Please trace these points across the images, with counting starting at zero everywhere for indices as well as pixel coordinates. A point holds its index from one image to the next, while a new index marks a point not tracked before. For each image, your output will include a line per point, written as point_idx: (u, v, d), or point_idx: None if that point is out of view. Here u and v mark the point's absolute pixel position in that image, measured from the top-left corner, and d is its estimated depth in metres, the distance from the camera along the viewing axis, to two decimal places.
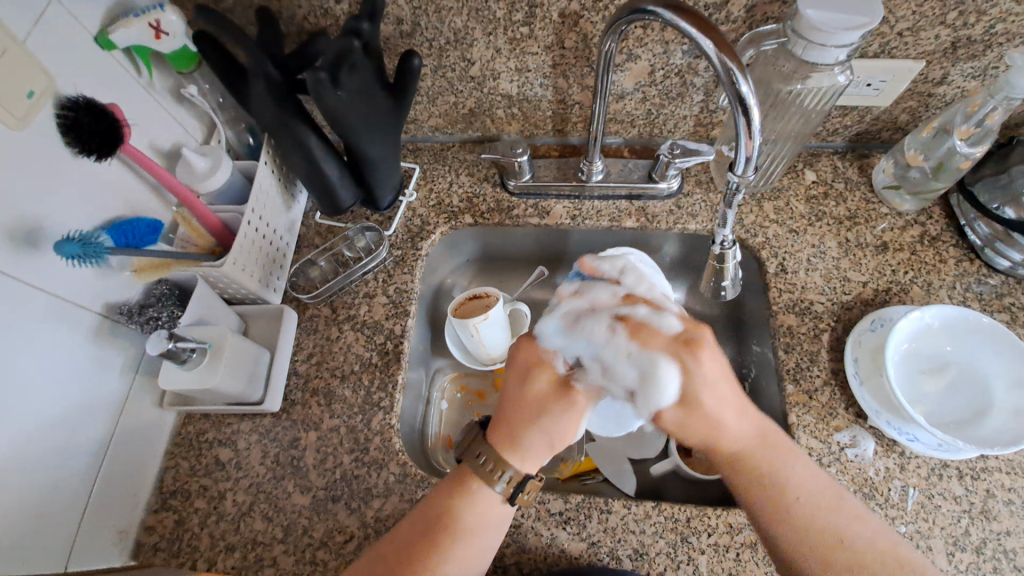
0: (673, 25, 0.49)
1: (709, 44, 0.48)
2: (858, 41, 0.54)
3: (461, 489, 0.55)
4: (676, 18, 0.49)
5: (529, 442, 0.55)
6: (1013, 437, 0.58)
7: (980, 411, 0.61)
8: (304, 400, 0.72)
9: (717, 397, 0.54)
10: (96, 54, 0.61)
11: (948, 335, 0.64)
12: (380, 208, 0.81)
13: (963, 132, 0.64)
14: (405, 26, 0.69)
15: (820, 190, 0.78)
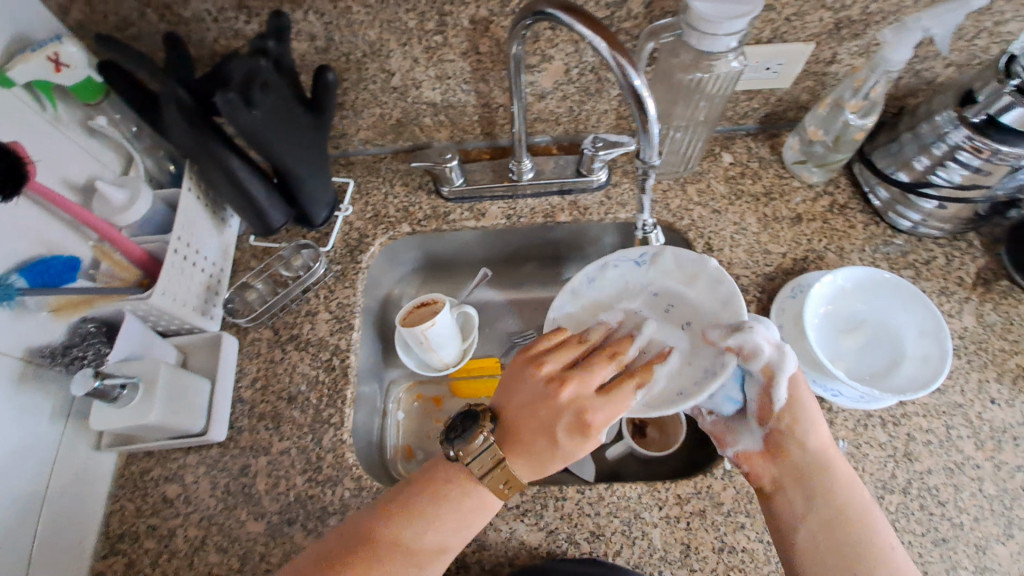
0: (569, 27, 0.52)
1: (602, 45, 0.50)
2: (743, 29, 0.58)
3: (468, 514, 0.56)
4: (572, 20, 0.51)
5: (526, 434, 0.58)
6: (923, 382, 0.62)
7: (894, 361, 0.66)
8: (252, 426, 0.71)
9: (823, 422, 0.59)
10: None
11: (860, 293, 0.69)
12: (316, 224, 0.81)
13: (853, 105, 0.69)
14: (319, 42, 0.69)
15: (737, 171, 0.83)
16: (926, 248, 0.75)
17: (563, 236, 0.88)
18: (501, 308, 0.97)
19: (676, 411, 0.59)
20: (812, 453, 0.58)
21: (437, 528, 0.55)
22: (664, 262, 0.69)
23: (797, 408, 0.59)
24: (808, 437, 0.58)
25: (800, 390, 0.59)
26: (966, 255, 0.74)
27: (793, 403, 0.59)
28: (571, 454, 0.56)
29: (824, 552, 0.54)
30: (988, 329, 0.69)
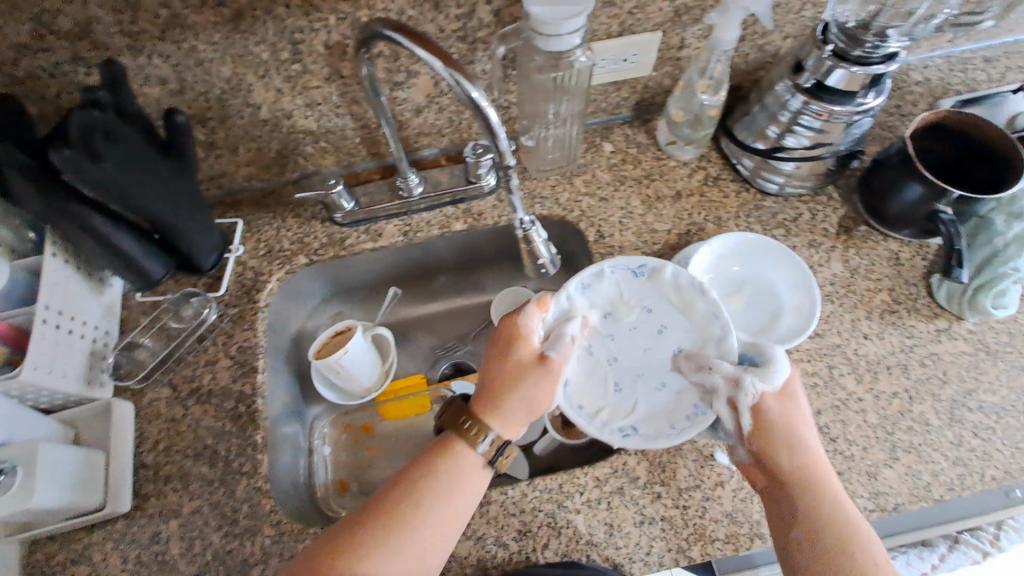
0: (408, 49, 0.51)
1: (438, 65, 0.50)
2: (579, 29, 0.62)
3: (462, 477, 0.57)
4: (408, 43, 0.51)
5: (509, 407, 0.61)
6: (801, 330, 0.68)
7: (775, 315, 0.72)
8: (159, 490, 0.68)
9: (808, 439, 0.59)
10: None
11: (737, 258, 0.75)
12: (205, 269, 0.78)
13: (702, 85, 0.74)
14: (171, 85, 0.67)
15: (618, 158, 0.86)
16: (793, 206, 0.81)
17: (466, 245, 0.89)
18: (419, 325, 0.96)
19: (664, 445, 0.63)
20: (791, 465, 0.57)
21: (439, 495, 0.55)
22: (663, 281, 0.72)
23: (774, 423, 0.59)
24: (789, 452, 0.58)
25: (779, 406, 0.60)
26: (828, 208, 0.80)
27: (771, 419, 0.60)
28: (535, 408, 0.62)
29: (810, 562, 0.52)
30: (854, 272, 0.76)
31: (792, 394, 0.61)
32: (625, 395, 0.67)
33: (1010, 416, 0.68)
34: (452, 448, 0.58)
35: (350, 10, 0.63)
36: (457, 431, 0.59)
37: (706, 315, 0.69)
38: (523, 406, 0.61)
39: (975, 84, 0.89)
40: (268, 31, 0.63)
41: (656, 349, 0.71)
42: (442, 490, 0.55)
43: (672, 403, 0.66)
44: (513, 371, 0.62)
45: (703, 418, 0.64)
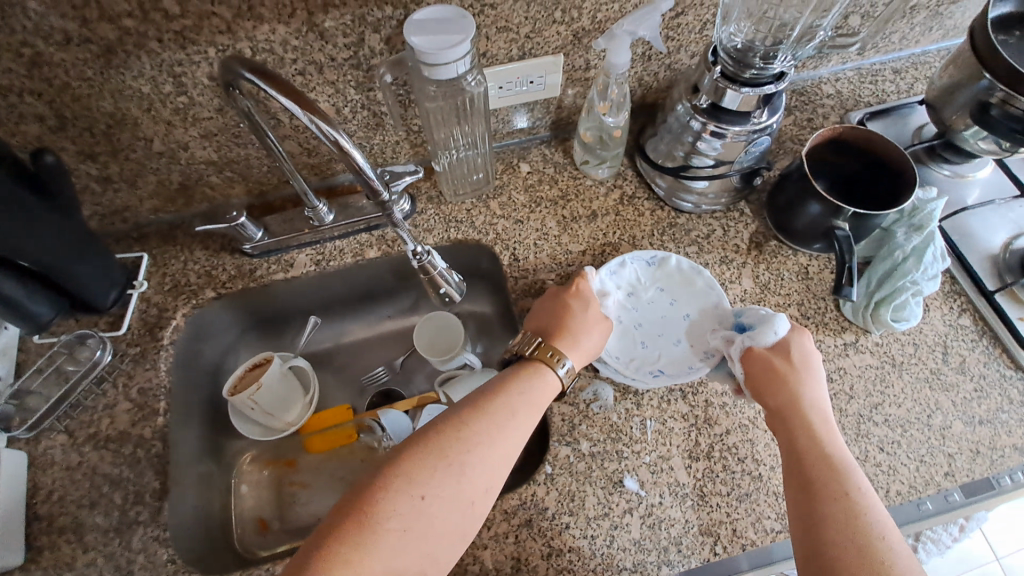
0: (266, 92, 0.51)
1: (297, 109, 0.49)
2: (460, 60, 0.61)
3: (536, 401, 0.58)
4: (265, 86, 0.50)
5: (578, 338, 0.64)
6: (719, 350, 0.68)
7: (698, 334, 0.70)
8: (51, 544, 0.64)
9: (807, 386, 0.59)
10: None
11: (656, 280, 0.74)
12: (105, 307, 0.75)
13: (603, 107, 0.73)
14: (49, 121, 0.64)
15: (535, 178, 0.86)
16: (706, 222, 0.81)
17: (384, 272, 0.87)
18: (343, 353, 0.94)
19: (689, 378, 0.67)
20: (785, 408, 0.58)
21: (515, 414, 0.56)
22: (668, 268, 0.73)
23: (765, 371, 0.60)
24: (784, 396, 0.58)
25: (771, 355, 0.61)
26: (740, 223, 0.80)
27: (764, 366, 0.61)
28: (596, 345, 0.65)
29: (797, 500, 0.52)
30: (764, 288, 0.76)
31: (788, 345, 0.62)
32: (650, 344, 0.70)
33: (916, 428, 0.68)
34: (537, 365, 0.61)
35: (229, 42, 0.61)
36: (535, 356, 0.61)
37: (705, 290, 0.72)
38: (588, 343, 0.65)
39: (883, 96, 0.91)
40: (145, 64, 0.61)
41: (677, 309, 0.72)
42: (524, 402, 0.57)
43: (685, 355, 0.70)
44: (582, 312, 0.66)
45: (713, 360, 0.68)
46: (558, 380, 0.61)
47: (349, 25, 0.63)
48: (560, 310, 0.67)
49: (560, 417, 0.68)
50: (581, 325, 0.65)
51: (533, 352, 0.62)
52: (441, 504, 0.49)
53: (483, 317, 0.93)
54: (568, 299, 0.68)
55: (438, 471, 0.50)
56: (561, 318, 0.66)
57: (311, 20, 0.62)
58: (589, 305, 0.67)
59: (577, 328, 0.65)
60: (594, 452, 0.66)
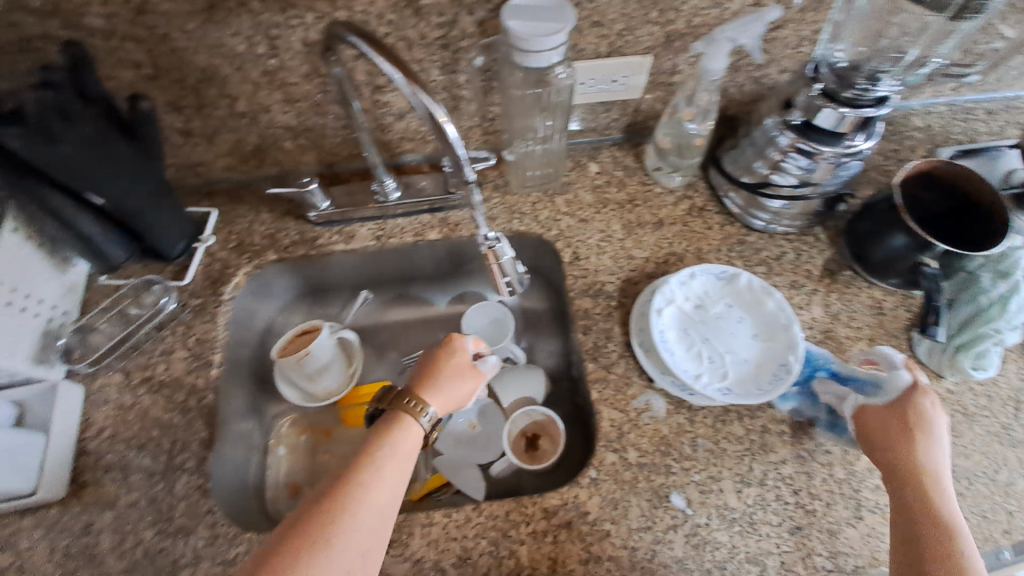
0: (370, 56, 0.50)
1: (399, 77, 0.48)
2: (551, 53, 0.59)
3: (401, 456, 0.57)
4: (370, 50, 0.50)
5: (443, 389, 0.65)
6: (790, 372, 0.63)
7: (768, 356, 0.65)
8: (98, 479, 0.66)
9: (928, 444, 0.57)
10: None
11: (722, 298, 0.69)
12: (172, 256, 0.77)
13: (688, 113, 0.72)
14: (145, 70, 0.66)
15: (603, 180, 0.84)
16: (777, 244, 0.79)
17: (440, 254, 0.88)
18: (388, 330, 0.95)
19: (760, 399, 0.62)
20: (895, 461, 0.57)
21: (379, 470, 0.54)
22: (738, 284, 0.69)
23: (879, 421, 0.60)
24: (902, 452, 0.57)
25: (884, 408, 0.60)
26: (813, 249, 0.78)
27: (885, 420, 0.59)
28: (458, 399, 0.66)
29: (899, 550, 0.53)
30: (834, 317, 0.74)
31: (910, 400, 0.59)
32: (713, 360, 0.65)
33: (980, 482, 0.65)
34: (401, 418, 0.60)
35: (327, 10, 0.62)
36: (400, 405, 0.61)
37: (775, 312, 0.67)
38: (452, 394, 0.66)
39: (975, 135, 0.87)
40: (244, 24, 0.62)
41: (741, 329, 0.68)
42: (384, 458, 0.56)
43: (751, 375, 0.65)
44: (450, 367, 0.67)
45: (784, 382, 0.63)
46: (422, 429, 0.61)
47: (446, 4, 0.63)
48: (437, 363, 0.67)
49: (609, 422, 0.67)
50: (449, 378, 0.66)
51: (396, 403, 0.62)
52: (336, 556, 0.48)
53: (532, 312, 0.93)
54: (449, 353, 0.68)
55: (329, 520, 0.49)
56: (430, 371, 0.66)
57: None
58: (461, 359, 0.68)
59: (444, 381, 0.66)
60: (642, 462, 0.65)
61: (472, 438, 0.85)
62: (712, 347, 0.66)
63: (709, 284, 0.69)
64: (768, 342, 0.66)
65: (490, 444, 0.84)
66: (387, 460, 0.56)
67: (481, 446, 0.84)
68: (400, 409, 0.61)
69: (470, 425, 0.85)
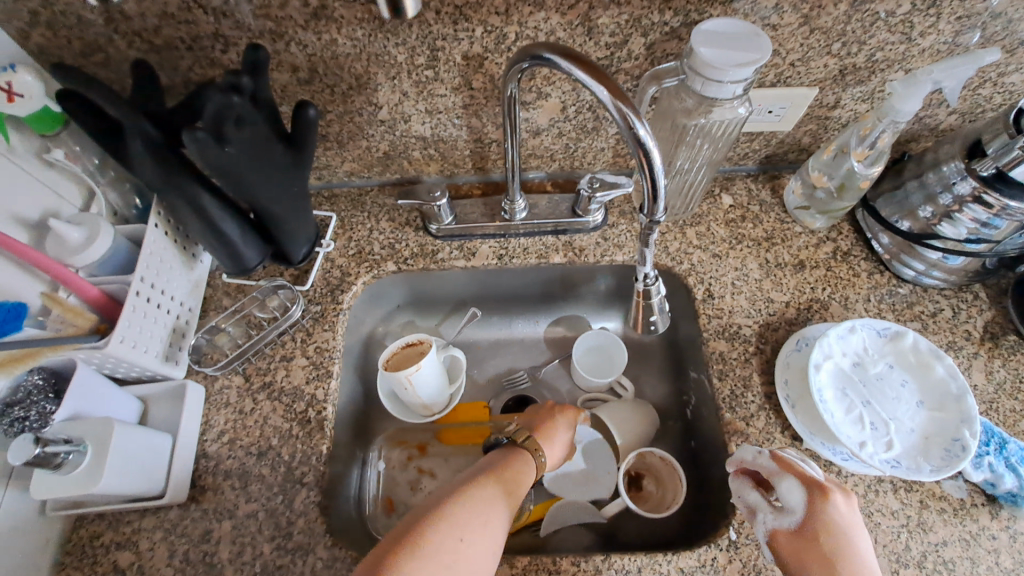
0: (569, 74, 0.48)
1: (604, 92, 0.45)
2: (747, 78, 0.55)
3: (516, 476, 0.64)
4: (571, 66, 0.47)
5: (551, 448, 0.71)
6: (965, 448, 0.58)
7: (940, 427, 0.60)
8: (216, 485, 0.65)
9: (852, 556, 0.54)
10: None
11: (883, 358, 0.65)
12: (294, 262, 0.76)
13: (859, 153, 0.68)
14: (301, 73, 0.65)
15: (737, 214, 0.80)
16: (932, 299, 0.73)
17: (556, 276, 0.85)
18: (492, 347, 0.92)
19: (929, 477, 0.58)
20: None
21: (499, 482, 0.62)
22: (903, 344, 0.65)
23: (794, 542, 0.55)
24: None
25: (794, 529, 0.56)
26: (973, 307, 0.72)
27: (803, 545, 0.55)
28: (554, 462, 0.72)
29: None
30: (998, 387, 0.67)
31: (816, 512, 0.55)
32: (876, 426, 0.61)
33: None
34: (517, 449, 0.68)
35: (500, 24, 0.60)
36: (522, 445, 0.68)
37: (944, 379, 0.62)
38: (554, 453, 0.72)
39: None
40: (412, 33, 0.61)
41: (906, 396, 0.63)
42: (501, 475, 0.63)
43: (918, 447, 0.60)
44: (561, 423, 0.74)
45: (959, 461, 0.57)
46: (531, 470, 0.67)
47: (622, 24, 0.60)
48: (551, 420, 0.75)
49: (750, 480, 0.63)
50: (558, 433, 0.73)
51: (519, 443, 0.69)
52: (445, 548, 0.53)
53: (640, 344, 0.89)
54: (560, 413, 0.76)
55: (456, 514, 0.56)
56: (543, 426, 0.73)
57: (587, 15, 0.59)
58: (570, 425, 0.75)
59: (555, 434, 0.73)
60: None
61: (568, 473, 0.77)
62: (874, 411, 0.62)
63: (868, 343, 0.65)
64: (936, 412, 0.61)
65: (589, 485, 0.76)
66: (504, 475, 0.63)
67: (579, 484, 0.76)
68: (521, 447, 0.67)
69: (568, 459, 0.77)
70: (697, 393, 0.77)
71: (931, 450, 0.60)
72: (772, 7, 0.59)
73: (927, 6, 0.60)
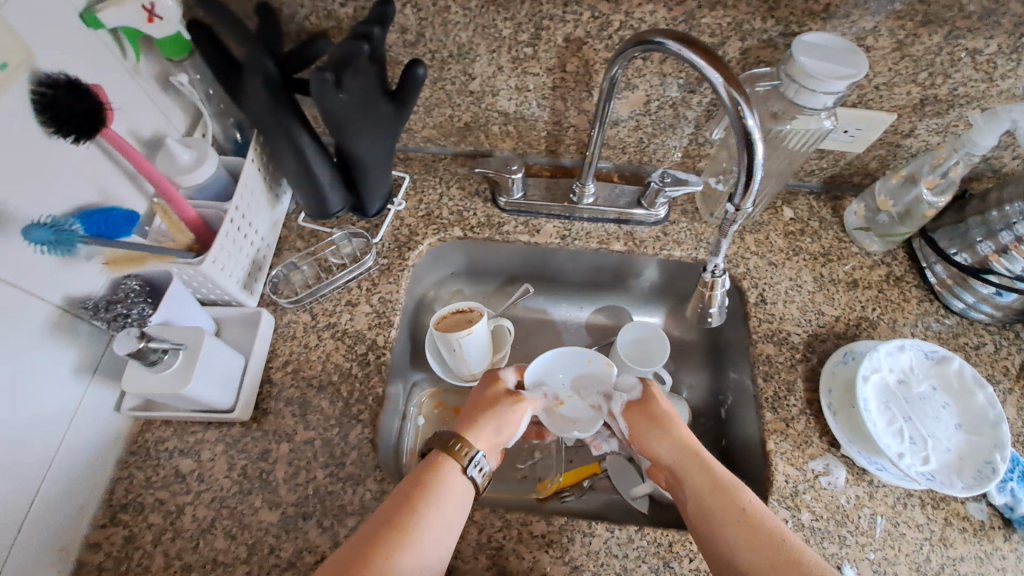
0: (679, 55, 0.51)
1: (718, 77, 0.49)
2: (844, 90, 0.58)
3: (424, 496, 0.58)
4: (683, 48, 0.51)
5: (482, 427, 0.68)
6: (996, 471, 0.60)
7: (975, 449, 0.63)
8: (278, 410, 0.69)
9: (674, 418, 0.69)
10: (106, 53, 0.58)
11: (928, 378, 0.67)
12: (368, 214, 0.80)
13: (929, 181, 0.71)
14: (409, 36, 0.69)
15: (797, 227, 0.82)
16: (976, 332, 0.75)
17: (610, 265, 0.88)
18: (535, 325, 0.95)
19: (958, 492, 0.60)
20: (661, 442, 0.67)
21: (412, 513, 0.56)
22: (948, 369, 0.67)
23: (643, 418, 0.70)
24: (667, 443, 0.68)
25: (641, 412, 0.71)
26: (1014, 345, 0.74)
27: (642, 416, 0.70)
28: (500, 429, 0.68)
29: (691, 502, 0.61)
30: None
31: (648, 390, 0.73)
32: (914, 440, 0.64)
33: None
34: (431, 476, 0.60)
35: (607, 11, 0.63)
36: (444, 447, 0.63)
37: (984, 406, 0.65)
38: (495, 430, 0.68)
39: None
40: (522, 10, 0.64)
41: (945, 415, 0.65)
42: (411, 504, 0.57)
43: (952, 465, 0.63)
44: (485, 398, 0.71)
45: (990, 482, 0.60)
46: (472, 482, 0.61)
47: (723, 26, 0.63)
48: (480, 403, 0.71)
49: (784, 477, 0.65)
50: (493, 419, 0.69)
51: (439, 445, 0.63)
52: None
53: (680, 342, 0.92)
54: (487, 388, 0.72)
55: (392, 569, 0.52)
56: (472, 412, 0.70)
57: (692, 13, 0.62)
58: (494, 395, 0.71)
59: (489, 420, 0.68)
60: (816, 526, 0.63)
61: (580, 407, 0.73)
62: (914, 426, 0.64)
63: (914, 361, 0.68)
64: (972, 435, 0.64)
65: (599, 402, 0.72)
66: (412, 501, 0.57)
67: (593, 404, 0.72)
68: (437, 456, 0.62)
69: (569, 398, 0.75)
70: (734, 393, 0.80)
71: (963, 468, 0.62)
72: (869, 29, 0.62)
73: (1015, 48, 0.63)
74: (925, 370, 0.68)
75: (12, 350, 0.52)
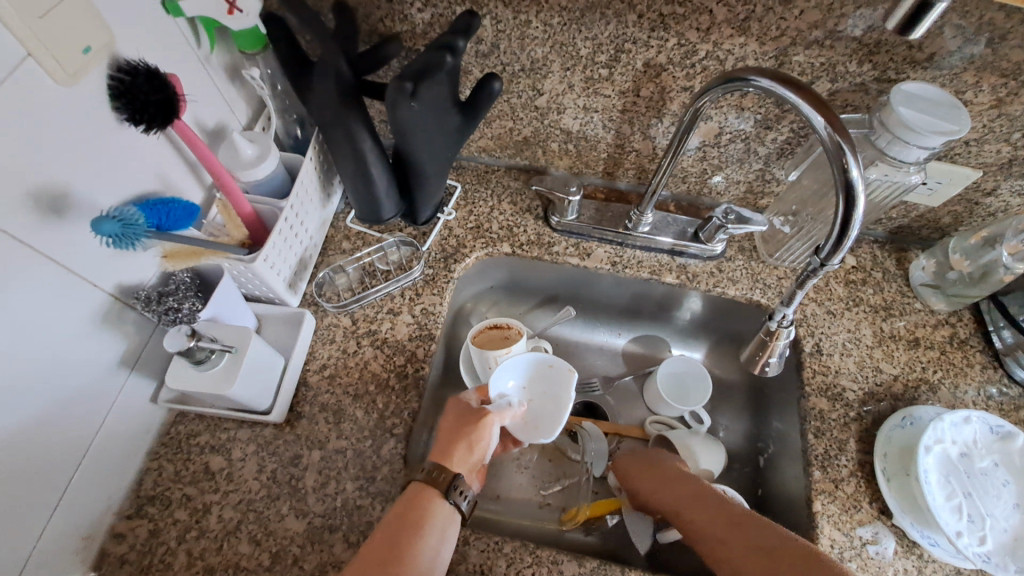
0: (771, 92, 0.50)
1: (820, 121, 0.47)
2: (940, 145, 0.55)
3: (405, 529, 0.55)
4: (776, 85, 0.49)
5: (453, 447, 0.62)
6: None
7: None
8: (312, 415, 0.67)
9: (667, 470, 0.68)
10: (181, 41, 0.57)
11: (988, 451, 0.64)
12: (418, 221, 0.79)
13: (1011, 246, 0.67)
14: (483, 46, 0.67)
15: (858, 276, 0.79)
16: None
17: (655, 295, 0.85)
18: (572, 349, 0.93)
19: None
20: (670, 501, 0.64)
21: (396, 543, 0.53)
22: (1012, 445, 0.63)
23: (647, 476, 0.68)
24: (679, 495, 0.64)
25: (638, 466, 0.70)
26: None
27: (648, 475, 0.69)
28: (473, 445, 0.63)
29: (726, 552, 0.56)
30: None
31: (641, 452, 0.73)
32: (973, 518, 0.60)
33: None
34: (409, 514, 0.56)
35: (695, 40, 0.61)
36: (430, 478, 0.59)
37: None
38: (473, 447, 0.64)
39: None
40: (605, 30, 0.62)
41: (1005, 493, 0.62)
42: (393, 537, 0.54)
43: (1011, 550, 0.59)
44: (450, 421, 0.66)
45: None
46: (458, 509, 0.59)
47: (815, 66, 0.60)
48: (448, 426, 0.65)
49: (829, 542, 0.62)
50: (466, 438, 0.63)
51: (421, 475, 0.60)
52: None
53: (720, 381, 0.89)
54: (455, 409, 0.67)
55: None
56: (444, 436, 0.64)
57: (784, 49, 0.60)
58: (458, 414, 0.66)
59: (461, 441, 0.63)
60: None
61: (543, 410, 0.72)
62: (974, 504, 0.61)
63: (975, 432, 0.64)
64: None
65: (561, 408, 0.70)
66: (392, 534, 0.54)
67: (553, 407, 0.72)
68: (418, 497, 0.57)
69: (533, 399, 0.74)
70: (777, 443, 0.77)
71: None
72: (970, 83, 0.59)
73: None
74: (985, 443, 0.64)
75: (62, 336, 0.51)
